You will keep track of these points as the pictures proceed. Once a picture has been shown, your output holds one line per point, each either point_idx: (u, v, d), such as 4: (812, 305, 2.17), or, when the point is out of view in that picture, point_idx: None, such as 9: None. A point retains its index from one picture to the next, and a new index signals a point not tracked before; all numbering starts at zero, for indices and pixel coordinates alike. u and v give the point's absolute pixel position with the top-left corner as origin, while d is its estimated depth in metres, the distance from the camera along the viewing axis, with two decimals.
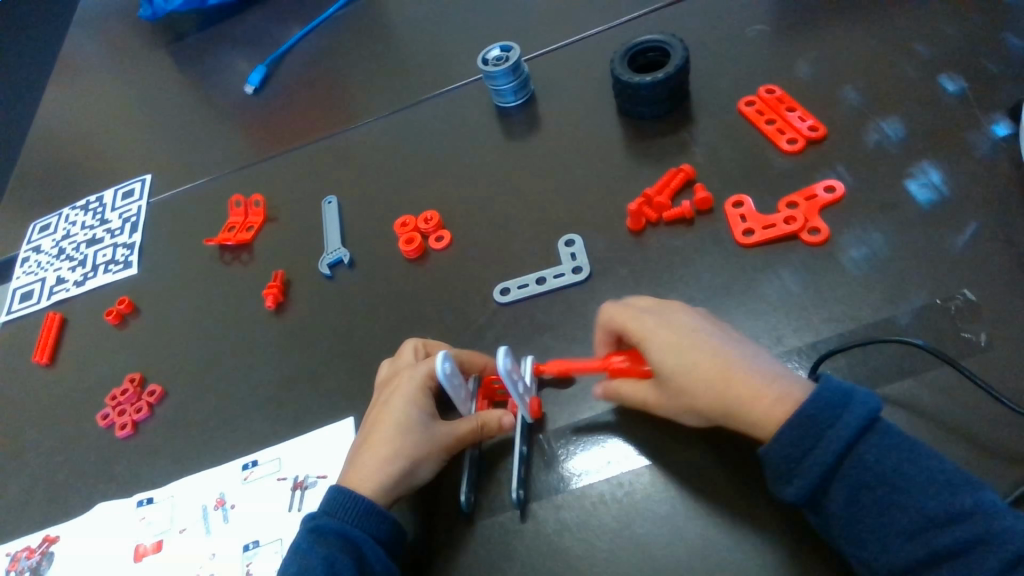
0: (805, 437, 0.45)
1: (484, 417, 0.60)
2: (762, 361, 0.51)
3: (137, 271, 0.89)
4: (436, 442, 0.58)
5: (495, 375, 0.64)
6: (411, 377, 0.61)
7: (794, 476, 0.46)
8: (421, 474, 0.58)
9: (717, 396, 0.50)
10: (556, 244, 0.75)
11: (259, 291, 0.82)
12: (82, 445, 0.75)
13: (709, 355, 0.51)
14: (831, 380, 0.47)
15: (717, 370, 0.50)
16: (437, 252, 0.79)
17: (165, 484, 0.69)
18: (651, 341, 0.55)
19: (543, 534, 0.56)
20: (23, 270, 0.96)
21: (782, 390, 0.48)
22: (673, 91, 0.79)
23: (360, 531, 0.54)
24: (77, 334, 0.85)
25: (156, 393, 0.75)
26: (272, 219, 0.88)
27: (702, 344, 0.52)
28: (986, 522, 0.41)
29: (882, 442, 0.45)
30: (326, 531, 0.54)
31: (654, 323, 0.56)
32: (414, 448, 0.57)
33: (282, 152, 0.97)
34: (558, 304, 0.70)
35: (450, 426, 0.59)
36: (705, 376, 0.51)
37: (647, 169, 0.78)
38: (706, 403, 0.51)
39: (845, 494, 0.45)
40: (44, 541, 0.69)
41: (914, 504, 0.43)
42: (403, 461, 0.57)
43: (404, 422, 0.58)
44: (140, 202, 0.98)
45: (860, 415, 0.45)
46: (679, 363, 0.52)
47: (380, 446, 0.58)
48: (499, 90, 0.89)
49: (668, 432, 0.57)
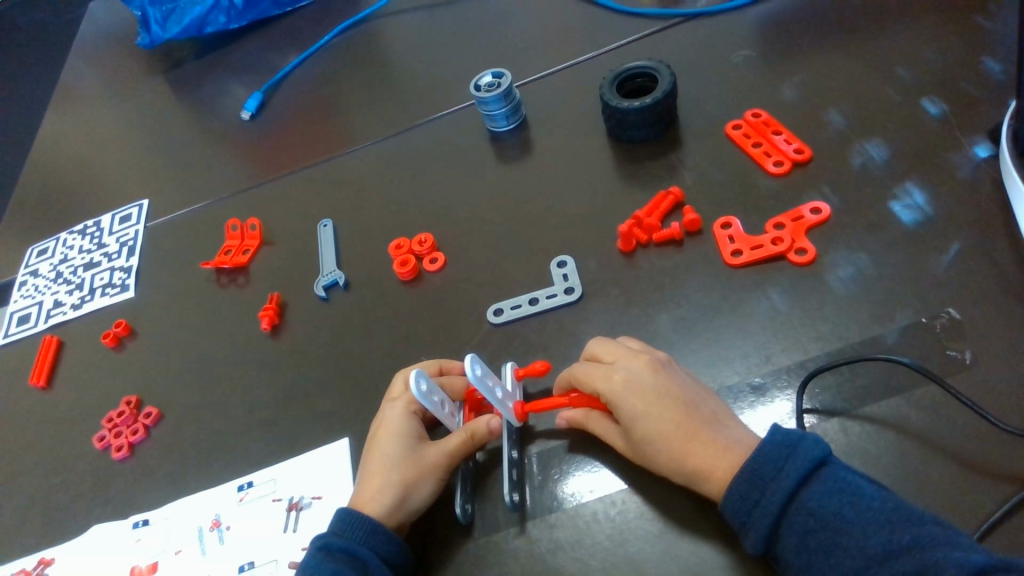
0: (753, 491, 0.48)
1: (471, 428, 0.61)
2: (717, 422, 0.54)
3: (134, 294, 0.90)
4: (426, 464, 0.59)
5: (477, 388, 0.65)
6: (393, 412, 0.63)
7: (749, 529, 0.48)
8: (419, 498, 0.58)
9: (678, 462, 0.53)
10: (548, 265, 0.76)
11: (255, 313, 0.82)
12: (78, 467, 0.75)
13: (676, 421, 0.53)
14: (777, 433, 0.50)
15: (678, 437, 0.53)
16: (432, 273, 0.80)
17: (161, 506, 0.69)
18: (624, 403, 0.56)
19: (537, 552, 0.56)
20: (20, 294, 0.96)
21: (735, 459, 0.51)
22: (661, 116, 0.81)
23: (367, 548, 0.54)
24: (74, 356, 0.85)
25: (153, 415, 0.76)
26: (268, 242, 0.90)
27: (666, 409, 0.54)
28: (921, 554, 0.42)
29: (824, 487, 0.47)
30: (334, 549, 0.54)
31: (626, 383, 0.56)
32: (405, 474, 0.58)
33: (279, 176, 0.98)
34: (552, 324, 0.71)
35: (439, 446, 0.59)
36: (667, 443, 0.53)
37: (637, 191, 0.80)
38: (665, 466, 0.54)
39: (794, 540, 0.47)
40: (39, 564, 0.68)
41: (855, 543, 0.44)
42: (397, 489, 0.57)
43: (392, 454, 0.59)
44: (138, 226, 0.99)
45: (800, 464, 0.47)
46: (650, 429, 0.54)
47: (374, 481, 0.58)
48: (491, 115, 0.91)
49: None
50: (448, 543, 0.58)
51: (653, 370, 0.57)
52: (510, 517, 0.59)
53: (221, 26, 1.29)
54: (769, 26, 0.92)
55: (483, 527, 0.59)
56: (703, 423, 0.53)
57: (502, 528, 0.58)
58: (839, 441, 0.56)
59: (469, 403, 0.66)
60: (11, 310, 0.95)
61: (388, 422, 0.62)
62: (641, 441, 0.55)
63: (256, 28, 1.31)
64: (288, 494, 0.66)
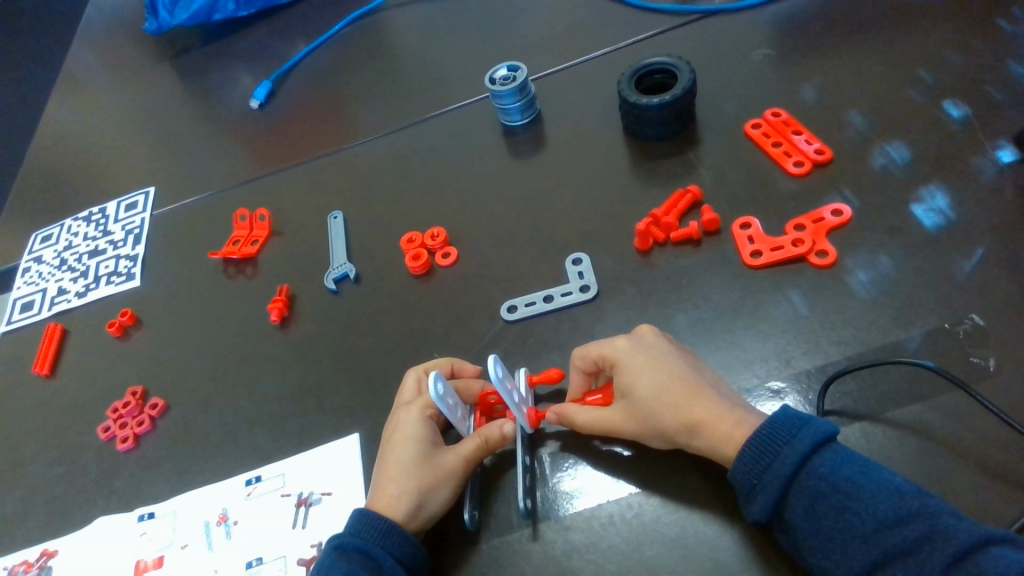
0: (764, 455, 0.48)
1: (484, 432, 0.60)
2: (719, 392, 0.55)
3: (140, 283, 0.88)
4: (441, 470, 0.58)
5: (490, 391, 0.64)
6: (406, 417, 0.61)
7: (757, 494, 0.48)
8: (435, 504, 0.57)
9: (684, 415, 0.53)
10: (563, 262, 0.75)
11: (263, 305, 0.81)
12: (82, 458, 0.73)
13: (677, 377, 0.54)
14: (788, 409, 0.50)
15: (682, 391, 0.54)
16: (444, 268, 0.79)
17: (167, 499, 0.68)
18: (628, 364, 0.57)
19: (550, 554, 0.55)
20: (23, 280, 0.95)
21: (741, 415, 0.52)
22: (679, 114, 0.80)
23: (382, 549, 0.53)
24: (78, 345, 0.84)
25: (158, 407, 0.74)
26: (277, 233, 0.88)
27: (669, 366, 0.55)
28: (932, 522, 0.42)
29: (836, 458, 0.47)
30: (349, 548, 0.54)
31: (630, 346, 0.58)
32: (421, 481, 0.57)
33: (288, 166, 0.97)
34: (566, 322, 0.70)
35: (455, 451, 0.59)
36: (671, 396, 0.54)
37: (654, 189, 0.79)
38: (672, 425, 0.53)
39: (803, 506, 0.46)
40: (42, 556, 0.67)
41: (865, 509, 0.44)
42: (413, 496, 0.56)
43: (406, 460, 0.58)
44: (144, 213, 0.97)
45: (815, 435, 0.47)
46: (653, 387, 0.54)
47: (391, 486, 0.57)
48: (506, 109, 0.89)
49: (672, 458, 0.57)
50: (462, 547, 0.57)
51: (652, 339, 0.59)
52: (526, 517, 0.58)
53: (230, 13, 1.28)
54: (789, 24, 0.91)
55: (497, 529, 0.58)
56: (704, 384, 0.54)
57: (516, 529, 0.57)
58: (860, 447, 0.55)
59: (481, 407, 0.65)
60: (14, 297, 0.93)
61: (401, 427, 0.61)
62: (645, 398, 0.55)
63: (265, 16, 1.29)
64: (297, 490, 0.65)
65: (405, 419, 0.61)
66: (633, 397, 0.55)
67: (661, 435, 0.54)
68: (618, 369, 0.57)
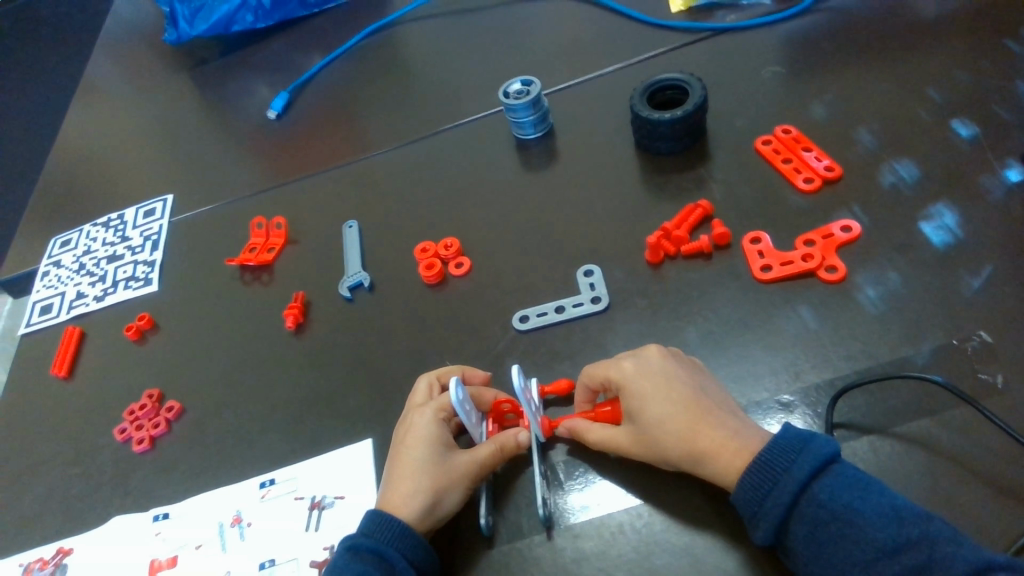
0: (765, 482, 0.48)
1: (500, 440, 0.61)
2: (730, 414, 0.55)
3: (157, 288, 0.90)
4: (456, 473, 0.58)
5: (504, 399, 0.65)
6: (422, 418, 0.62)
7: (760, 519, 0.48)
8: (448, 505, 0.58)
9: (689, 444, 0.53)
10: (575, 274, 0.76)
11: (279, 312, 0.83)
12: (99, 459, 0.75)
13: (683, 404, 0.54)
14: (789, 430, 0.50)
15: (687, 418, 0.54)
16: (457, 278, 0.80)
17: (181, 500, 0.69)
18: (635, 384, 0.57)
19: (561, 561, 0.56)
20: (42, 284, 0.96)
21: (746, 442, 0.52)
22: (690, 129, 0.81)
23: (394, 550, 0.54)
24: (96, 348, 0.85)
25: (174, 410, 0.76)
26: (294, 241, 0.90)
27: (677, 389, 0.56)
28: (930, 551, 0.43)
29: (836, 482, 0.47)
30: (361, 548, 0.55)
31: (635, 369, 0.58)
32: (436, 483, 0.58)
33: (305, 176, 0.99)
34: (578, 332, 0.71)
35: (471, 454, 0.60)
36: (673, 424, 0.54)
37: (665, 203, 0.80)
38: (676, 454, 0.54)
39: (803, 532, 0.47)
40: (57, 554, 0.68)
41: (865, 537, 0.45)
42: (427, 497, 0.57)
43: (421, 462, 0.59)
44: (162, 220, 0.99)
45: (816, 458, 0.48)
46: (657, 411, 0.55)
47: (402, 487, 0.58)
48: (519, 122, 0.91)
49: (682, 470, 0.58)
50: (472, 550, 0.58)
51: (663, 357, 0.59)
52: (537, 523, 0.59)
53: (248, 26, 1.30)
54: (798, 43, 0.93)
55: (508, 534, 0.59)
56: (712, 409, 0.54)
57: (527, 535, 0.58)
58: (868, 461, 0.56)
59: (491, 414, 0.66)
60: (34, 299, 0.95)
61: (416, 427, 0.62)
62: (649, 422, 0.55)
63: (283, 28, 1.32)
64: (311, 493, 0.66)
65: (417, 421, 0.62)
66: (638, 421, 0.56)
67: (666, 459, 0.55)
68: (624, 392, 0.58)
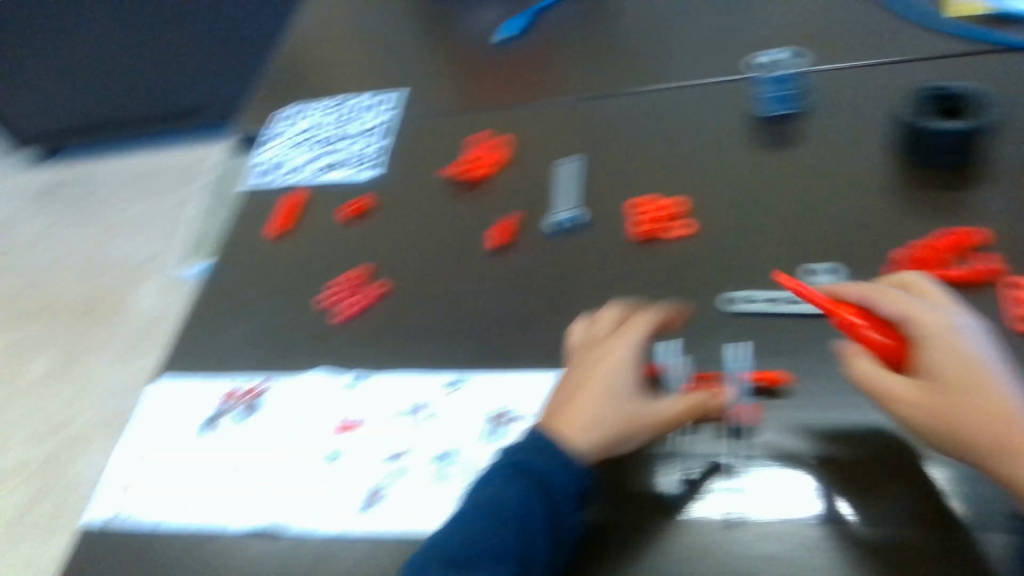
0: None
1: (699, 398, 0.60)
2: None
3: (378, 175, 0.94)
4: (645, 419, 0.59)
5: (710, 375, 0.65)
6: (623, 352, 0.62)
7: None
8: (627, 445, 0.59)
9: (998, 429, 0.49)
10: (798, 270, 0.71)
11: (486, 227, 0.84)
12: (301, 318, 0.80)
13: (997, 389, 0.50)
14: None
15: (1000, 405, 0.49)
16: (672, 240, 0.76)
17: (368, 374, 0.73)
18: (942, 338, 0.52)
19: (738, 551, 0.55)
20: (276, 147, 1.03)
21: None
22: (964, 143, 0.73)
23: (562, 477, 0.56)
24: (315, 218, 0.91)
25: (376, 292, 0.80)
26: (512, 161, 0.90)
27: (988, 367, 0.51)
28: None
29: None
30: (530, 468, 0.57)
31: (947, 322, 0.53)
32: (619, 424, 0.59)
33: (534, 99, 0.98)
34: (801, 330, 0.66)
35: (665, 405, 0.60)
36: (987, 403, 0.49)
37: (924, 217, 0.72)
38: (972, 432, 0.49)
39: None
40: (260, 388, 0.74)
41: None
42: (610, 435, 0.58)
43: (612, 399, 0.59)
44: (392, 111, 1.02)
45: None
46: (960, 377, 0.50)
47: (584, 421, 0.59)
48: (767, 97, 0.86)
49: (892, 506, 0.54)
50: (649, 512, 0.58)
51: (975, 327, 0.53)
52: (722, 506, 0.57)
53: None
54: None
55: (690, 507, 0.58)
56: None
57: (709, 515, 0.57)
58: None
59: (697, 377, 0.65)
60: (258, 161, 1.02)
61: (617, 360, 0.61)
62: (943, 379, 0.51)
63: None
64: (491, 403, 0.68)
65: (617, 358, 0.61)
66: (932, 378, 0.51)
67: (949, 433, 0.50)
68: (925, 335, 0.53)
